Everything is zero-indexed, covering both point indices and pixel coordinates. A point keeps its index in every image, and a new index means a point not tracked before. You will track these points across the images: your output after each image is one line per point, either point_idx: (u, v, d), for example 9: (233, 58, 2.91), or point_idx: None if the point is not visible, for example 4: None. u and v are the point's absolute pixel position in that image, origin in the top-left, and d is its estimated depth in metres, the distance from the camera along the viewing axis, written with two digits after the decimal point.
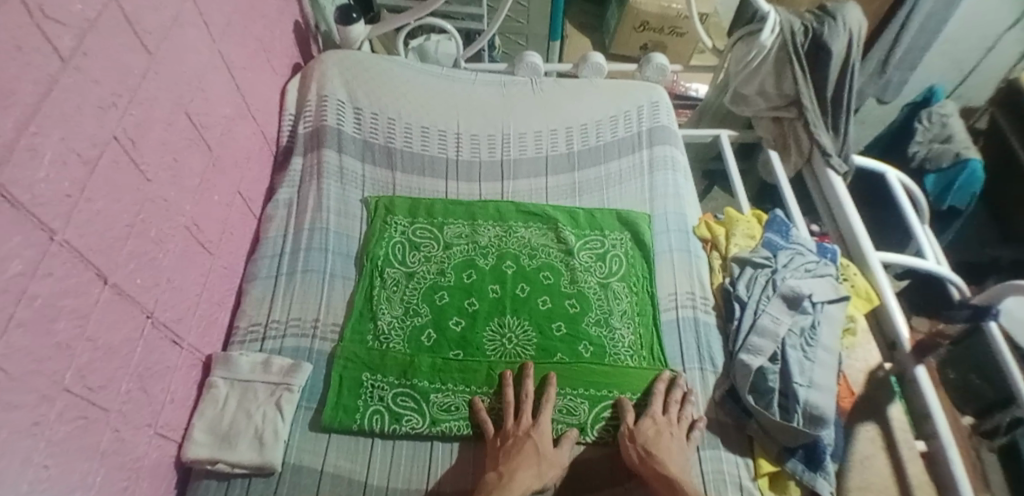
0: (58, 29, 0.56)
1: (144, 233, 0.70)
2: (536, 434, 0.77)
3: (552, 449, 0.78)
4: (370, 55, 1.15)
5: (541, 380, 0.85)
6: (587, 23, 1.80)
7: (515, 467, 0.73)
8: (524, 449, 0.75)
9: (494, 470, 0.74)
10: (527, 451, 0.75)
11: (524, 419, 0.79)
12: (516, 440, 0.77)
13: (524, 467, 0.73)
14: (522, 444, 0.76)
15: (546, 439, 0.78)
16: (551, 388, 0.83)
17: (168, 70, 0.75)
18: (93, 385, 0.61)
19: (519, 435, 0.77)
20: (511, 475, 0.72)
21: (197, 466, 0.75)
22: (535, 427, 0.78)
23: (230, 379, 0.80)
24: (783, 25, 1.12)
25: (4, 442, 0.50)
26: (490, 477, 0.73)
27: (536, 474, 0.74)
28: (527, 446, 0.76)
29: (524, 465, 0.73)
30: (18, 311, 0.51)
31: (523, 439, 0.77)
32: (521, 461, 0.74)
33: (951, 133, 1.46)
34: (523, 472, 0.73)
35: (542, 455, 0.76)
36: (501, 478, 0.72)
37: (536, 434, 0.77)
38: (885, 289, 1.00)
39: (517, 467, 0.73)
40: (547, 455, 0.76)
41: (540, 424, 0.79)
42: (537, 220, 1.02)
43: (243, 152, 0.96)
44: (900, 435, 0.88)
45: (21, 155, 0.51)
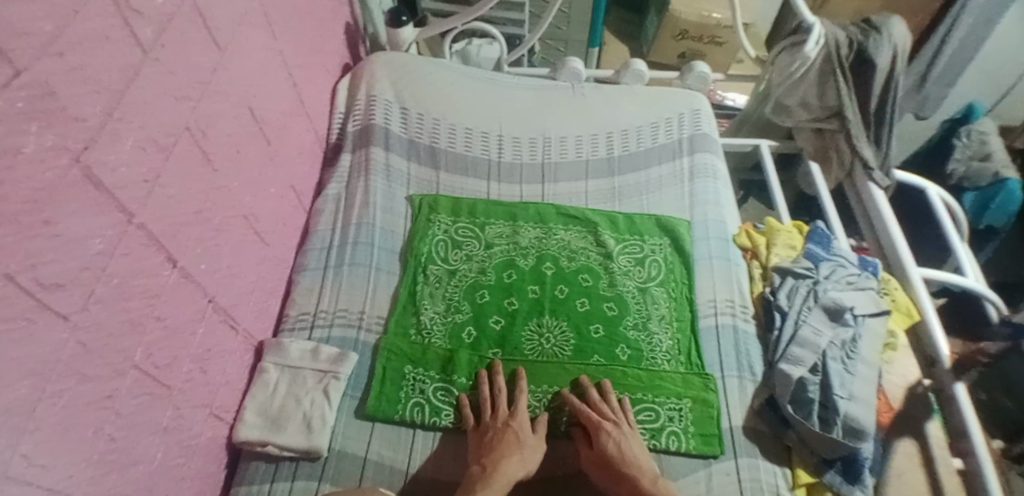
0: (142, 22, 0.59)
1: (209, 220, 0.73)
2: (515, 424, 0.79)
3: (531, 434, 0.80)
4: (417, 57, 1.18)
5: (512, 375, 0.87)
6: (626, 30, 1.82)
7: (498, 459, 0.74)
8: (506, 440, 0.77)
9: (477, 463, 0.75)
10: (508, 441, 0.77)
11: (502, 410, 0.81)
12: (496, 432, 0.78)
13: (509, 457, 0.75)
14: (504, 435, 0.77)
15: (524, 426, 0.80)
16: (520, 382, 0.84)
17: (235, 66, 0.78)
18: (159, 363, 0.64)
19: (499, 426, 0.79)
20: (494, 466, 0.74)
21: (248, 447, 0.78)
22: (513, 416, 0.80)
23: (281, 365, 0.83)
24: (828, 38, 1.13)
25: (79, 411, 0.52)
26: (474, 471, 0.74)
27: (520, 462, 0.76)
28: (508, 436, 0.77)
29: (507, 455, 0.75)
30: (97, 287, 0.54)
31: (504, 428, 0.78)
32: (503, 452, 0.75)
33: (991, 151, 1.42)
34: (507, 461, 0.74)
35: (522, 442, 0.78)
36: (485, 470, 0.74)
37: (516, 424, 0.79)
38: (925, 304, 1.00)
39: (501, 456, 0.75)
40: (527, 442, 0.78)
41: (517, 414, 0.80)
42: (576, 223, 1.04)
43: (297, 147, 1.00)
44: (938, 452, 0.86)
45: (106, 139, 0.54)
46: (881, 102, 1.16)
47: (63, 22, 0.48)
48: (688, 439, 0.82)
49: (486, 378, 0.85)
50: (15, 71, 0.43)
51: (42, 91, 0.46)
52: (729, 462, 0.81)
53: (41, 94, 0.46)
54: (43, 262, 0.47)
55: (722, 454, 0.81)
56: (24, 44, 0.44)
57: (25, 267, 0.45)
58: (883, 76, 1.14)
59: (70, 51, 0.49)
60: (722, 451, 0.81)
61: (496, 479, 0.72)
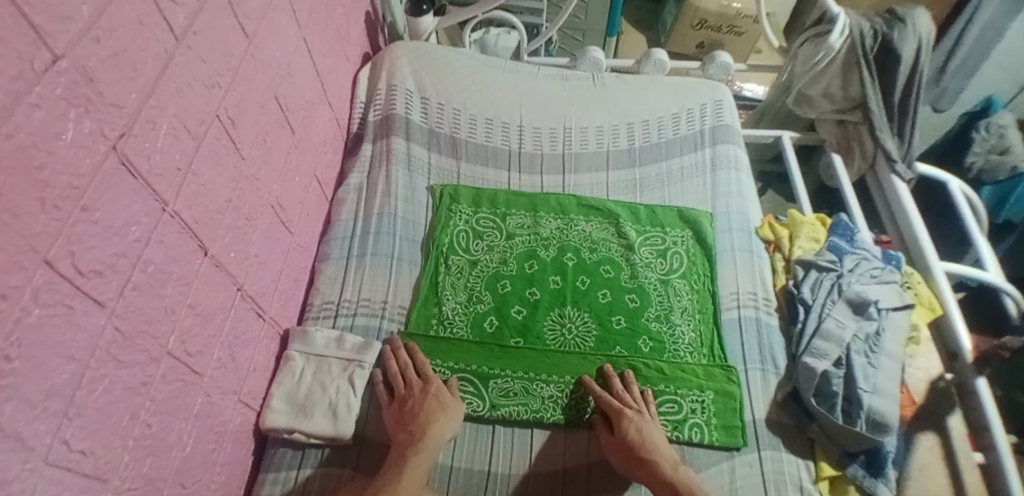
0: (174, 8, 0.59)
1: (238, 209, 0.73)
2: (433, 388, 0.81)
3: (448, 396, 0.81)
4: (439, 47, 1.18)
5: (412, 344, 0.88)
6: (643, 21, 1.80)
7: (422, 424, 0.76)
8: (427, 406, 0.78)
9: (404, 431, 0.76)
10: (430, 406, 0.78)
11: (415, 379, 0.82)
12: (414, 401, 0.79)
13: (434, 419, 0.77)
14: (424, 401, 0.79)
15: (441, 389, 0.81)
16: (418, 355, 0.85)
17: (263, 54, 0.78)
18: (192, 351, 0.64)
19: (418, 393, 0.80)
20: (421, 430, 0.75)
21: (274, 434, 0.78)
22: (428, 383, 0.81)
23: (307, 353, 0.84)
24: (852, 29, 1.11)
25: (116, 398, 0.53)
26: (402, 438, 0.76)
27: (447, 421, 0.78)
28: (429, 402, 0.79)
29: (434, 418, 0.77)
30: (133, 275, 0.54)
31: (424, 394, 0.80)
32: (429, 417, 0.77)
33: (1010, 145, 1.40)
34: (437, 423, 0.77)
35: (444, 404, 0.79)
36: (413, 436, 0.75)
37: (433, 388, 0.81)
38: (948, 297, 0.99)
39: (427, 420, 0.76)
40: (445, 403, 0.80)
41: (431, 380, 0.82)
42: (598, 214, 1.04)
43: (320, 137, 1.00)
44: (960, 446, 0.86)
45: (142, 126, 0.54)
46: (904, 93, 1.15)
47: (99, 7, 0.48)
48: (711, 430, 0.82)
49: (391, 352, 0.86)
50: (55, 57, 0.43)
51: (80, 77, 0.46)
52: (753, 454, 0.81)
53: (79, 80, 0.46)
54: (82, 248, 0.47)
55: (745, 446, 0.81)
56: (63, 28, 0.44)
57: (64, 253, 0.45)
58: (908, 67, 1.12)
59: (107, 36, 0.49)
60: (744, 442, 0.81)
61: (428, 441, 0.74)
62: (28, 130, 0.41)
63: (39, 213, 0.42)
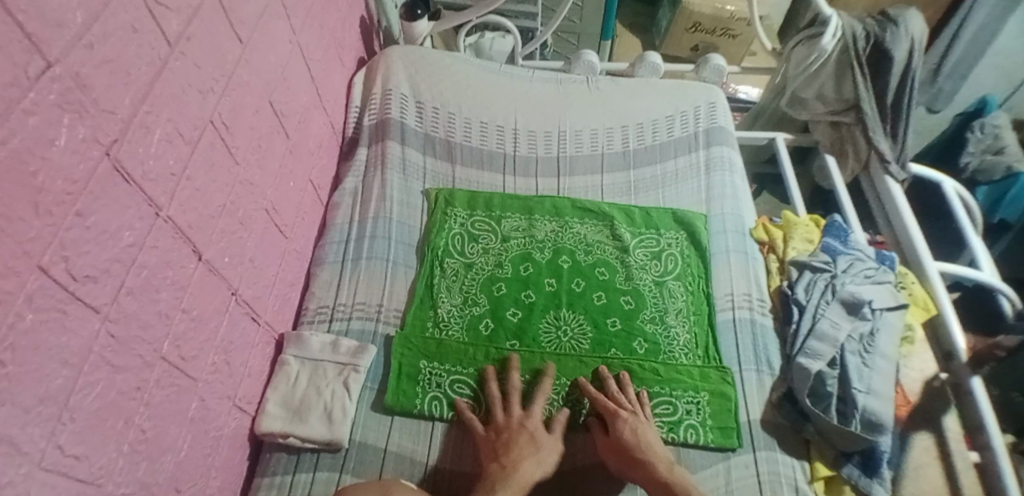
0: (168, 14, 0.59)
1: (233, 214, 0.73)
2: (530, 424, 0.79)
3: (546, 433, 0.79)
4: (433, 51, 1.18)
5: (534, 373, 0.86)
6: (637, 24, 1.81)
7: (516, 458, 0.74)
8: (519, 440, 0.76)
9: (495, 461, 0.74)
10: (522, 440, 0.76)
11: (516, 411, 0.80)
12: (511, 433, 0.77)
13: (526, 456, 0.74)
14: (519, 435, 0.77)
15: (538, 425, 0.79)
16: (512, 376, 0.84)
17: (257, 60, 0.79)
18: (186, 355, 0.64)
19: (515, 426, 0.78)
20: (514, 465, 0.73)
21: (270, 438, 0.78)
22: (528, 416, 0.80)
23: (302, 357, 0.84)
24: (845, 30, 1.12)
25: (110, 402, 0.53)
26: (493, 468, 0.73)
27: (538, 460, 0.75)
28: (523, 436, 0.77)
29: (525, 454, 0.75)
30: (127, 279, 0.54)
31: (520, 428, 0.78)
32: (521, 451, 0.75)
33: (1005, 145, 1.41)
34: (527, 461, 0.74)
35: (539, 441, 0.77)
36: (505, 468, 0.73)
37: (531, 424, 0.79)
38: (942, 297, 0.99)
39: (519, 456, 0.74)
40: (544, 443, 0.78)
41: (532, 413, 0.80)
42: (592, 216, 1.04)
43: (316, 141, 1.00)
44: (955, 445, 0.85)
45: (136, 131, 0.55)
46: (898, 94, 1.16)
47: (94, 13, 0.48)
48: (706, 432, 0.82)
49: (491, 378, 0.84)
50: (48, 63, 0.43)
51: (74, 83, 0.46)
52: (747, 455, 0.81)
53: (73, 86, 0.46)
54: (76, 253, 0.47)
55: (740, 447, 0.82)
56: (57, 35, 0.44)
57: (58, 258, 0.45)
58: (900, 68, 1.13)
59: (101, 43, 0.50)
60: (739, 443, 0.82)
61: (516, 477, 0.72)
62: (22, 136, 0.41)
63: (33, 218, 0.42)
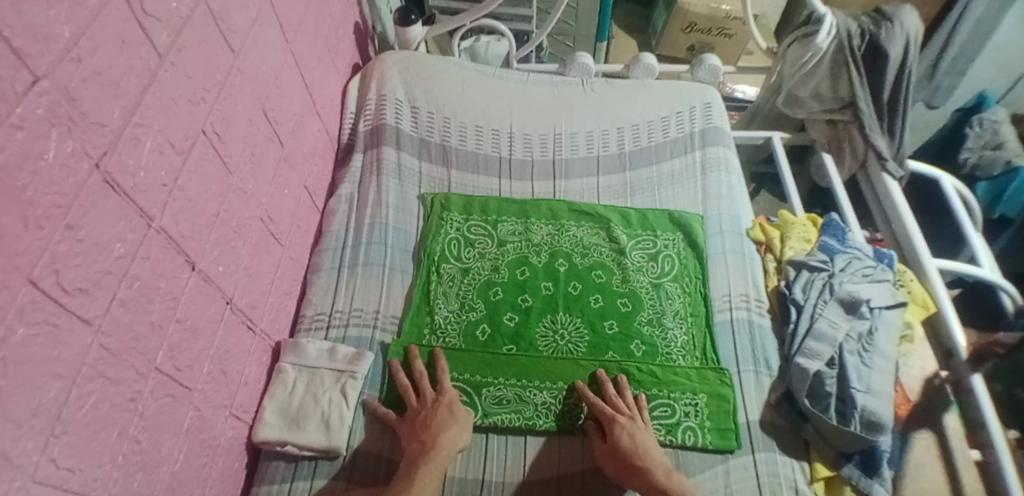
0: (158, 26, 0.59)
1: (226, 223, 0.73)
2: (446, 398, 0.80)
3: (461, 407, 0.80)
4: (427, 56, 1.19)
5: (428, 356, 0.88)
6: (634, 25, 1.81)
7: (436, 434, 0.75)
8: (438, 417, 0.78)
9: (415, 441, 0.76)
10: (440, 416, 0.78)
11: (427, 392, 0.81)
12: (429, 411, 0.79)
13: (447, 430, 0.76)
14: (435, 412, 0.79)
15: (455, 400, 0.81)
16: (415, 363, 0.85)
17: (249, 68, 0.79)
18: (180, 365, 0.64)
19: (430, 405, 0.79)
20: (434, 440, 0.75)
21: (268, 447, 0.78)
22: (440, 394, 0.81)
23: (299, 365, 0.84)
24: (840, 28, 1.11)
25: (103, 414, 0.53)
26: (414, 448, 0.75)
27: (459, 431, 0.77)
28: (440, 413, 0.78)
29: (446, 428, 0.77)
30: (120, 291, 0.54)
31: (436, 405, 0.79)
32: (441, 426, 0.77)
33: (1003, 140, 1.40)
34: (448, 433, 0.76)
35: (456, 414, 0.79)
36: (425, 445, 0.74)
37: (446, 399, 0.80)
38: (942, 295, 0.98)
39: (438, 431, 0.76)
40: (459, 415, 0.79)
41: (443, 391, 0.81)
42: (589, 219, 1.04)
43: (310, 149, 1.00)
44: (956, 444, 0.85)
45: (126, 143, 0.55)
46: (894, 91, 1.15)
47: (82, 27, 0.49)
48: (704, 434, 0.82)
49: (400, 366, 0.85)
50: (35, 77, 0.43)
51: (62, 97, 0.47)
52: (747, 456, 0.81)
53: (61, 100, 0.46)
54: (67, 266, 0.47)
55: (739, 449, 0.81)
56: (44, 49, 0.44)
57: (49, 271, 0.45)
58: (896, 65, 1.12)
59: (89, 56, 0.50)
60: (738, 445, 0.81)
61: (438, 451, 0.74)
62: (11, 151, 0.41)
63: (22, 232, 0.42)
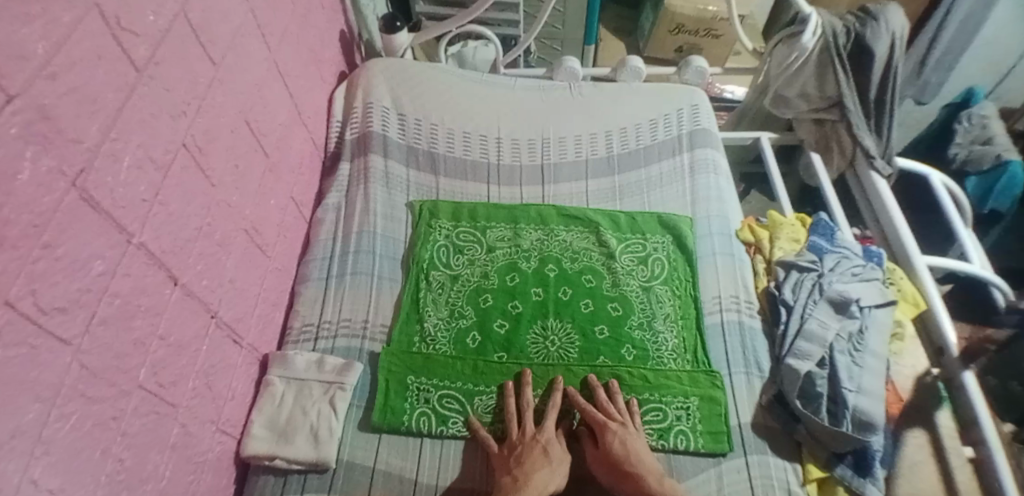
0: (135, 40, 0.59)
1: (210, 236, 0.73)
2: (544, 438, 0.79)
3: (558, 446, 0.79)
4: (414, 62, 1.19)
5: (547, 385, 0.86)
6: (621, 27, 1.81)
7: (529, 471, 0.74)
8: (533, 455, 0.76)
9: (508, 474, 0.74)
10: (536, 454, 0.76)
11: (529, 426, 0.80)
12: (526, 446, 0.77)
13: (540, 469, 0.75)
14: (533, 448, 0.77)
15: (552, 439, 0.79)
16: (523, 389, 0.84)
17: (232, 80, 0.78)
18: (164, 382, 0.64)
19: (529, 441, 0.78)
20: (526, 478, 0.73)
21: (257, 461, 0.78)
22: (540, 430, 0.80)
23: (287, 377, 0.83)
24: (825, 28, 1.11)
25: (85, 434, 0.52)
26: (505, 481, 0.73)
27: (552, 472, 0.75)
28: (536, 449, 0.77)
29: (539, 466, 0.75)
30: (99, 309, 0.54)
31: (534, 443, 0.78)
32: (534, 464, 0.75)
33: (992, 135, 1.41)
34: (541, 473, 0.74)
35: (551, 455, 0.77)
36: (517, 480, 0.73)
37: (545, 438, 0.79)
38: (931, 293, 0.99)
39: (533, 468, 0.74)
40: (556, 454, 0.78)
41: (544, 428, 0.80)
42: (578, 224, 1.04)
43: (296, 158, 1.00)
44: (948, 442, 0.85)
45: (104, 160, 0.54)
46: (881, 89, 1.15)
47: (56, 44, 0.48)
48: (696, 437, 0.82)
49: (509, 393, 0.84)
50: (9, 97, 0.43)
51: (37, 115, 0.46)
52: (739, 459, 0.80)
53: (36, 118, 0.46)
54: (44, 286, 0.47)
55: (731, 452, 0.81)
56: (19, 67, 0.44)
57: (26, 292, 0.45)
58: (883, 64, 1.13)
59: (65, 73, 0.49)
60: (730, 448, 0.81)
61: (529, 488, 0.72)
62: None
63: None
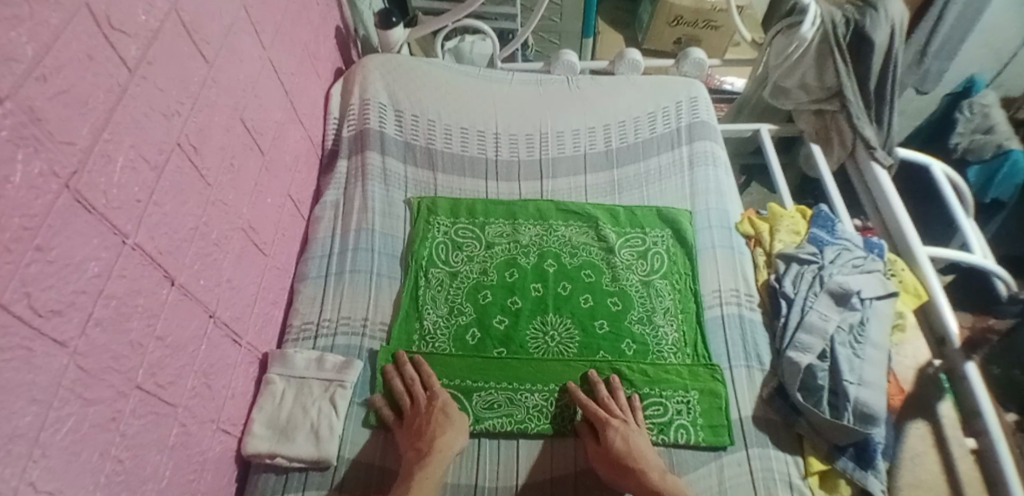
0: (126, 40, 0.58)
1: (206, 236, 0.73)
2: (439, 403, 0.80)
3: (456, 409, 0.81)
4: (410, 58, 1.18)
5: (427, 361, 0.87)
6: (621, 20, 1.80)
7: (432, 439, 0.76)
8: (436, 419, 0.78)
9: (412, 449, 0.76)
10: (436, 420, 0.78)
11: (421, 397, 0.82)
12: (428, 412, 0.79)
13: (442, 433, 0.76)
14: (430, 417, 0.79)
15: (452, 404, 0.81)
16: (405, 369, 0.85)
17: (224, 77, 0.78)
18: (163, 382, 0.64)
19: (425, 411, 0.80)
20: (430, 445, 0.75)
21: (257, 459, 0.78)
22: (433, 397, 0.81)
23: (287, 375, 0.83)
24: (824, 17, 1.10)
25: (83, 436, 0.52)
26: (410, 455, 0.75)
27: (455, 433, 0.78)
28: (436, 417, 0.78)
29: (442, 431, 0.77)
30: (95, 311, 0.53)
31: (430, 410, 0.80)
32: (436, 430, 0.77)
33: (994, 124, 1.39)
34: (444, 437, 0.76)
35: (451, 418, 0.79)
36: (421, 451, 0.75)
37: (439, 403, 0.80)
38: (933, 283, 0.98)
39: (434, 434, 0.76)
40: (454, 417, 0.79)
41: (437, 394, 0.82)
42: (577, 219, 1.03)
43: (293, 156, 1.00)
44: (950, 431, 0.84)
45: (97, 160, 0.54)
46: (881, 79, 1.14)
47: (45, 45, 0.47)
48: (697, 431, 0.82)
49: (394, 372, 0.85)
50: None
51: (27, 117, 0.45)
52: (740, 453, 0.80)
53: (26, 120, 0.45)
54: (38, 288, 0.46)
55: (732, 445, 0.81)
56: (7, 70, 0.43)
57: (20, 294, 0.44)
58: (881, 54, 1.11)
59: (54, 75, 0.49)
60: (731, 441, 0.81)
61: (434, 454, 0.74)
62: None
63: None
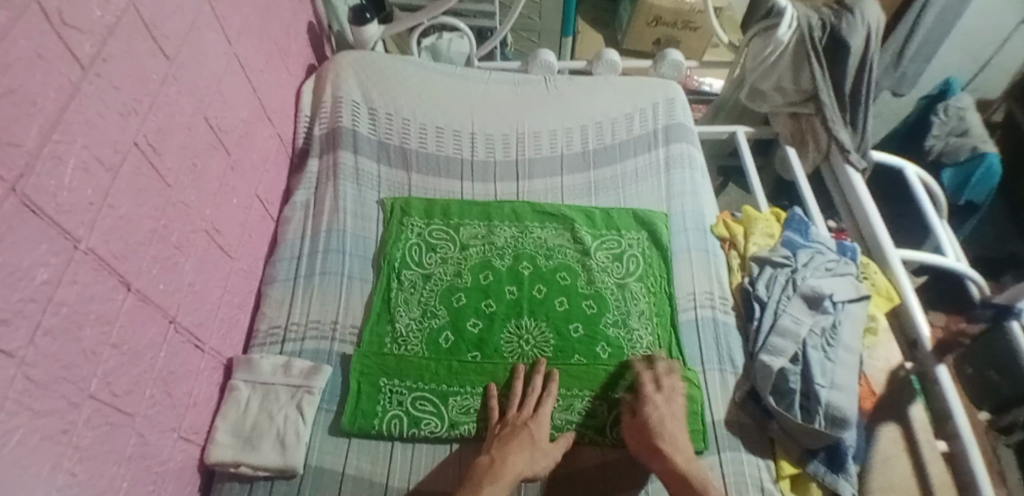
0: (80, 37, 0.56)
1: (166, 238, 0.70)
2: (533, 424, 0.78)
3: (547, 440, 0.77)
4: (383, 56, 1.15)
5: (400, 365, 0.85)
6: (599, 19, 1.80)
7: (507, 452, 0.74)
8: (520, 437, 0.76)
9: (487, 454, 0.75)
10: (521, 438, 0.76)
11: (527, 409, 0.80)
12: (514, 430, 0.78)
13: (516, 454, 0.74)
14: (519, 432, 0.77)
15: (543, 428, 0.78)
16: (535, 380, 0.83)
17: (187, 75, 0.75)
18: (118, 391, 0.61)
19: (516, 423, 0.79)
20: (502, 461, 0.73)
21: (221, 468, 0.76)
22: (535, 417, 0.79)
23: (252, 382, 0.82)
24: (801, 20, 1.10)
25: (33, 448, 0.49)
26: (483, 460, 0.74)
27: (532, 459, 0.74)
28: (522, 434, 0.76)
29: (517, 451, 0.74)
30: (44, 319, 0.51)
31: (521, 426, 0.78)
32: (515, 447, 0.74)
33: (969, 127, 1.41)
34: (515, 457, 0.73)
35: (537, 443, 0.76)
36: (493, 462, 0.73)
37: (535, 424, 0.78)
38: (906, 287, 0.99)
39: (510, 451, 0.74)
40: (540, 445, 0.76)
41: (539, 415, 0.79)
42: (553, 220, 1.02)
43: (261, 154, 0.97)
44: (921, 435, 0.85)
45: (46, 163, 0.51)
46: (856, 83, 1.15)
47: None
48: None
49: (519, 375, 0.84)
50: None
51: None
52: (713, 457, 0.81)
53: None
54: None
55: (705, 450, 0.81)
56: None
57: None
58: (856, 59, 1.12)
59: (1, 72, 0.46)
60: (705, 446, 0.81)
61: (502, 472, 0.71)
62: None
63: None
